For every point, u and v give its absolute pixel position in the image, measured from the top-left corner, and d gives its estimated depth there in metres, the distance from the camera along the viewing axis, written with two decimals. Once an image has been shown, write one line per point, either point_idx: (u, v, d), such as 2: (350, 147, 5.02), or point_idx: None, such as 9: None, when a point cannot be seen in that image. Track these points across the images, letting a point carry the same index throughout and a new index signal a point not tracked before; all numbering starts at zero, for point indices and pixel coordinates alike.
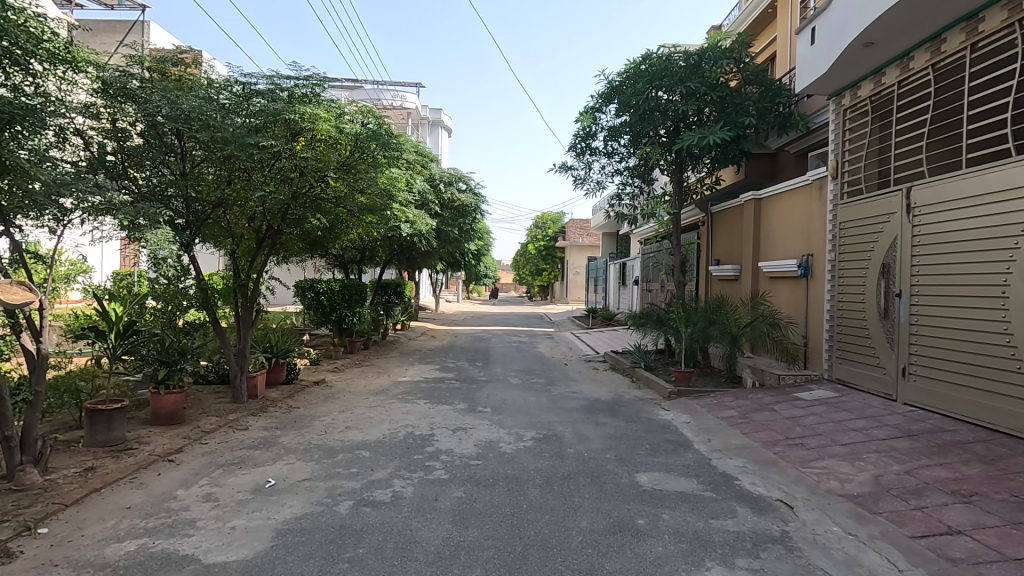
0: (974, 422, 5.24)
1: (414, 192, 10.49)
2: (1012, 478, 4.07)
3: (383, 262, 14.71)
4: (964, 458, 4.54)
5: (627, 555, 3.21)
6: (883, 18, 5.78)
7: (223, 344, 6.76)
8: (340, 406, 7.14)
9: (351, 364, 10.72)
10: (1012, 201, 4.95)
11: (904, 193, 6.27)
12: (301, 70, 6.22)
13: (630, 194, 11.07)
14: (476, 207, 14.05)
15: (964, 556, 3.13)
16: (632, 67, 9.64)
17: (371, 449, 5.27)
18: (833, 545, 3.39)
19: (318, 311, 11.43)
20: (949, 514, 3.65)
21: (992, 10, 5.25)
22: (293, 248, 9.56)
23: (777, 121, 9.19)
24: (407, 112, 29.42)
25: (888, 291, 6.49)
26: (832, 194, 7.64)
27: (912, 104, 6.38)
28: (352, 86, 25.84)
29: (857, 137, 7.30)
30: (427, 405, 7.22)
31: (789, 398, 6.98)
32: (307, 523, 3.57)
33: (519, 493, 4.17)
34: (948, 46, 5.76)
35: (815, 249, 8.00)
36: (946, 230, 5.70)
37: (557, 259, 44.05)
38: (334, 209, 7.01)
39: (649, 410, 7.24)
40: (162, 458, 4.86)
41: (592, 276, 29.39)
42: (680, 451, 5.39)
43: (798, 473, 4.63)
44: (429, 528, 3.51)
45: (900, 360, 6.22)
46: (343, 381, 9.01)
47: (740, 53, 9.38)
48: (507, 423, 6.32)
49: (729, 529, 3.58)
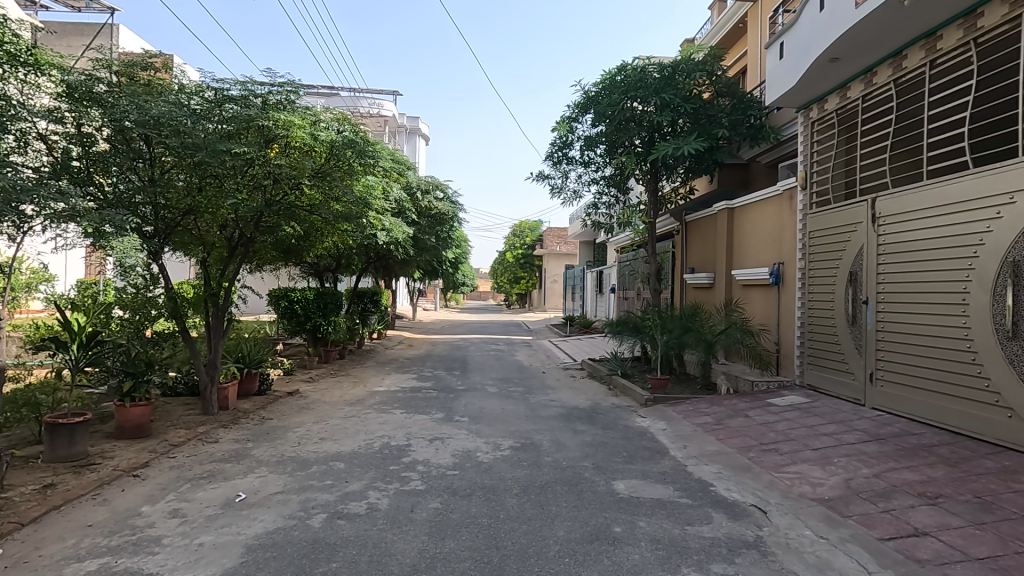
0: (937, 425, 5.41)
1: (390, 199, 10.34)
2: (975, 479, 4.19)
3: (359, 270, 14.52)
4: (930, 461, 4.67)
5: (603, 563, 3.21)
6: (847, 35, 5.98)
7: (192, 354, 6.55)
8: (315, 417, 7.02)
9: (326, 374, 10.52)
10: (973, 210, 5.14)
11: (869, 204, 6.48)
12: (276, 77, 6.15)
13: (606, 203, 11.17)
14: (452, 215, 13.98)
15: (930, 556, 3.22)
16: (607, 78, 9.79)
17: (346, 460, 5.18)
18: (805, 548, 3.45)
19: (292, 321, 11.28)
20: (915, 516, 3.74)
21: (949, 28, 5.47)
22: (266, 257, 9.42)
23: (748, 132, 9.33)
24: (384, 121, 29.33)
25: (856, 298, 6.67)
26: (802, 204, 7.84)
27: (876, 117, 6.60)
28: (328, 93, 25.83)
29: (825, 149, 7.51)
30: (404, 416, 7.10)
31: (761, 404, 7.10)
32: (279, 537, 3.49)
33: (497, 502, 4.15)
34: (909, 62, 5.98)
35: (786, 257, 8.20)
36: (909, 240, 5.88)
37: (535, 268, 44.03)
38: (309, 217, 6.89)
39: (626, 416, 7.31)
40: (126, 473, 4.70)
41: (570, 284, 29.46)
42: (657, 457, 5.45)
43: (771, 478, 4.71)
44: (404, 541, 3.45)
45: (868, 365, 6.38)
46: (318, 391, 8.87)
47: (712, 66, 9.57)
48: (485, 432, 6.29)
49: (705, 535, 3.61)
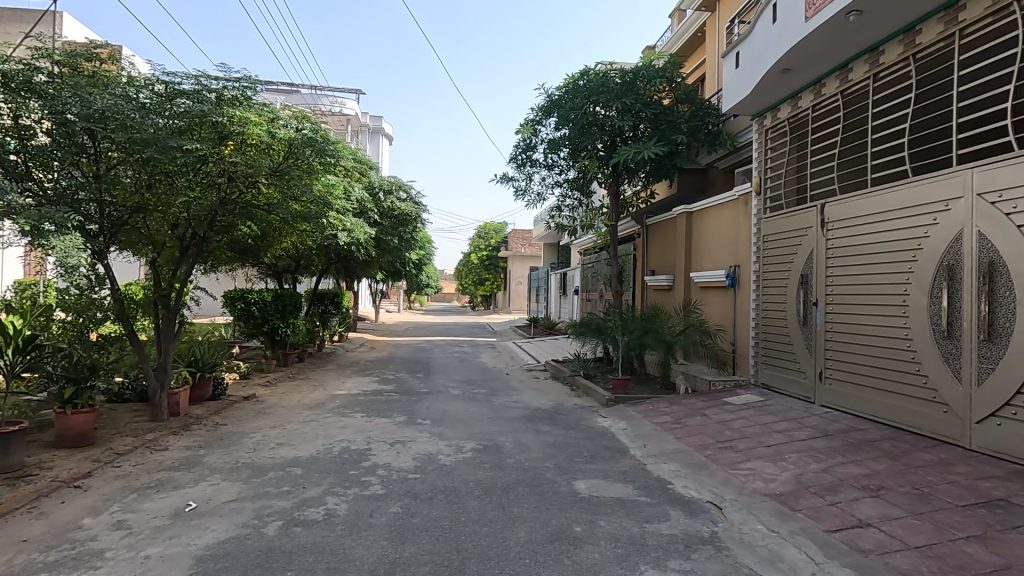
0: (881, 420, 5.67)
1: (351, 199, 10.18)
2: (914, 472, 4.42)
3: (320, 271, 14.21)
4: (873, 455, 4.90)
5: (563, 563, 3.23)
6: (797, 46, 6.23)
7: (140, 358, 6.30)
8: (272, 422, 6.84)
9: (284, 378, 10.25)
10: (913, 216, 5.41)
11: (819, 209, 6.74)
12: (231, 72, 5.98)
13: (569, 206, 11.28)
14: (416, 216, 13.86)
15: (872, 546, 3.37)
16: (571, 82, 9.91)
17: (304, 466, 5.06)
18: (757, 542, 3.56)
19: (249, 323, 10.94)
20: (860, 508, 3.91)
21: (890, 44, 5.76)
22: (221, 257, 9.13)
23: (706, 139, 9.57)
24: (346, 119, 28.85)
25: (806, 299, 6.93)
26: (757, 209, 8.11)
27: (825, 126, 6.88)
28: (288, 89, 25.23)
29: (778, 156, 7.79)
30: (364, 419, 6.99)
31: (718, 403, 7.30)
32: (232, 547, 3.38)
33: (458, 505, 4.13)
34: (854, 75, 6.28)
35: (741, 260, 8.46)
36: (856, 245, 6.15)
37: (500, 270, 44.11)
38: (267, 216, 6.71)
39: (587, 417, 7.39)
40: (67, 484, 4.46)
41: (534, 286, 29.60)
42: (617, 457, 5.53)
43: (727, 475, 4.85)
44: (363, 546, 3.40)
45: (818, 364, 6.64)
46: (276, 395, 8.64)
47: (672, 73, 9.79)
48: (447, 434, 6.25)
49: (663, 532, 3.68)
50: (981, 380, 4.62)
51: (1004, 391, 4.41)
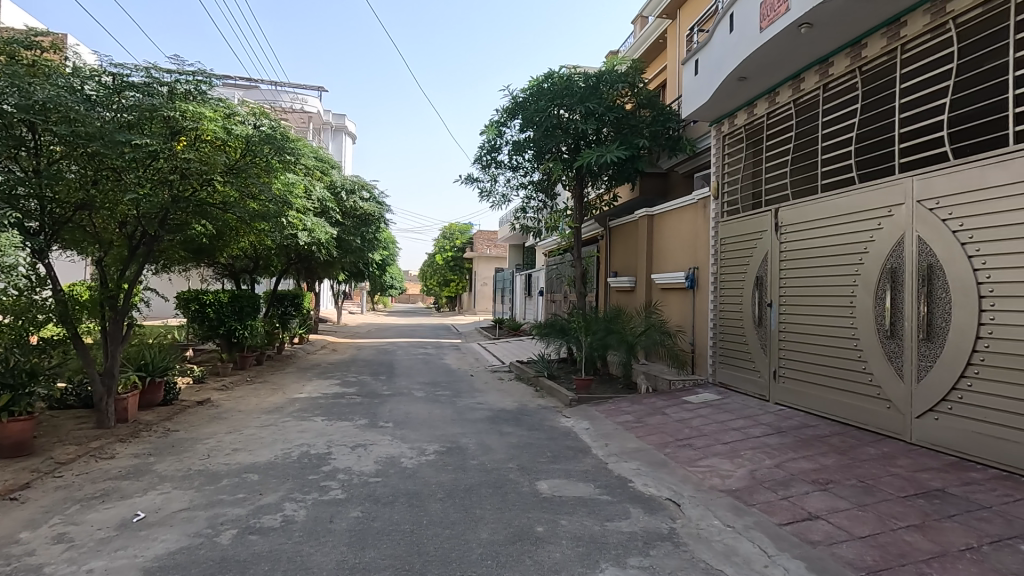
0: (830, 417, 5.92)
1: (312, 198, 9.97)
2: (860, 465, 4.63)
3: (280, 272, 13.85)
4: (823, 450, 5.10)
5: (525, 563, 3.25)
6: (753, 56, 6.45)
7: (85, 362, 6.01)
8: (227, 427, 6.62)
9: (241, 382, 9.95)
10: (859, 221, 5.66)
11: (773, 214, 6.99)
12: (184, 65, 5.78)
13: (534, 208, 11.34)
14: (379, 216, 13.67)
15: (821, 538, 3.51)
16: (535, 84, 9.97)
17: (261, 471, 4.92)
18: (713, 537, 3.66)
19: (203, 325, 10.57)
20: (810, 501, 4.07)
21: (838, 56, 6.04)
22: (174, 257, 8.79)
23: (667, 143, 9.79)
24: (308, 116, 28.23)
25: (761, 300, 7.17)
26: (715, 212, 8.34)
27: (779, 134, 7.14)
28: (247, 85, 24.53)
29: (735, 161, 8.04)
30: (325, 423, 6.85)
31: (678, 402, 7.47)
32: (183, 558, 3.26)
33: (420, 508, 4.09)
34: (806, 85, 6.54)
35: (700, 262, 8.69)
36: (807, 248, 6.40)
37: (465, 271, 43.98)
38: (223, 215, 6.49)
39: (551, 417, 7.43)
40: (1, 497, 4.21)
41: (500, 287, 29.59)
42: (580, 456, 5.59)
43: (685, 472, 4.96)
44: (321, 552, 3.33)
45: (772, 363, 6.88)
46: (232, 399, 8.37)
47: (635, 78, 9.97)
48: (410, 437, 6.19)
49: (623, 530, 3.74)
50: (921, 377, 4.87)
51: (942, 388, 4.65)
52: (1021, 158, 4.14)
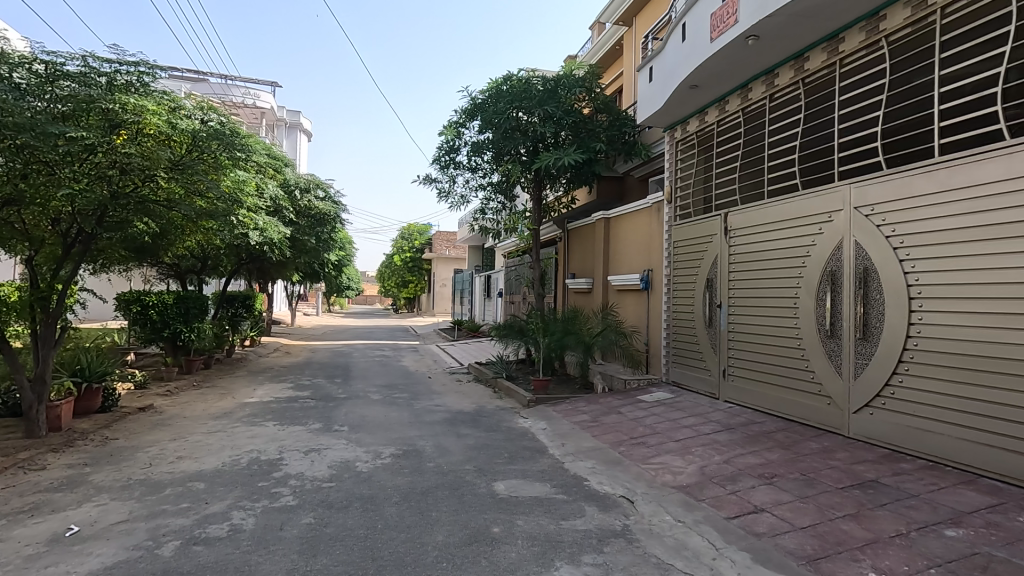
0: (776, 414, 6.17)
1: (263, 196, 9.68)
2: (802, 459, 4.85)
3: (229, 273, 13.38)
4: (768, 445, 5.32)
5: (481, 564, 3.25)
6: (704, 65, 6.66)
7: (13, 369, 5.63)
8: (171, 434, 6.34)
9: (188, 386, 9.55)
10: (802, 226, 5.93)
11: (723, 218, 7.23)
12: (124, 55, 5.50)
13: (493, 210, 11.35)
14: (335, 215, 13.38)
15: (765, 530, 3.66)
16: (494, 86, 10.00)
17: (207, 479, 4.74)
18: (665, 532, 3.76)
19: (146, 328, 10.09)
20: (756, 495, 4.23)
21: (783, 68, 6.31)
22: (113, 256, 8.36)
23: (623, 148, 9.98)
24: (261, 112, 27.40)
25: (711, 301, 7.40)
26: (668, 216, 8.56)
27: (728, 141, 7.40)
28: (195, 77, 23.60)
29: (687, 167, 8.28)
30: (276, 428, 6.65)
31: (632, 401, 7.62)
32: (120, 572, 3.10)
33: (375, 512, 4.03)
34: (754, 94, 6.81)
35: (654, 265, 8.91)
36: (755, 252, 6.65)
37: (424, 272, 43.58)
38: (167, 213, 6.22)
39: (509, 418, 7.46)
40: None
41: (459, 288, 29.46)
42: (537, 456, 5.63)
43: (639, 469, 5.08)
44: (271, 561, 3.24)
45: (722, 362, 7.11)
46: (177, 405, 8.02)
47: (592, 83, 10.12)
48: (366, 440, 6.09)
49: (578, 528, 3.80)
50: (857, 374, 5.14)
51: (876, 384, 4.92)
52: (944, 168, 4.44)
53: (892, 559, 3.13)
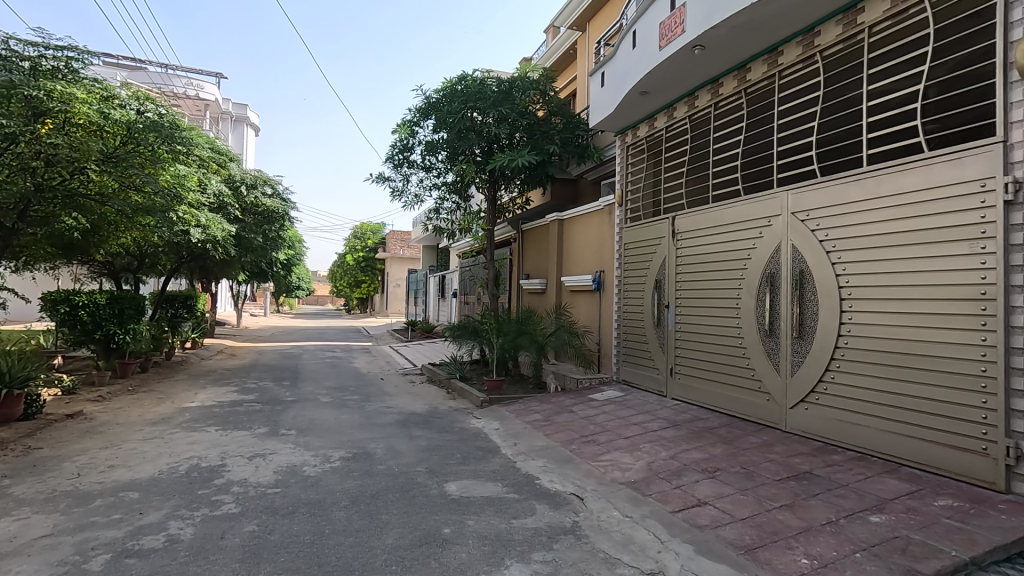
0: (719, 410, 6.40)
1: (206, 192, 9.30)
2: (743, 453, 5.06)
3: (169, 271, 12.75)
4: (712, 440, 5.52)
5: (430, 566, 3.23)
6: (652, 73, 6.86)
7: None
8: (102, 442, 5.99)
9: (122, 391, 9.04)
10: (744, 230, 6.19)
11: (671, 221, 7.46)
12: (51, 39, 5.18)
13: (447, 210, 11.30)
14: (284, 213, 12.98)
15: (707, 522, 3.80)
16: (448, 86, 9.97)
17: (142, 489, 4.51)
18: (613, 528, 3.84)
19: (75, 329, 9.48)
20: (699, 488, 4.39)
21: (726, 78, 6.57)
22: (38, 253, 7.83)
23: (576, 150, 10.14)
24: (205, 104, 26.28)
25: (660, 302, 7.61)
26: (619, 219, 8.76)
27: (675, 147, 7.64)
28: (132, 65, 22.42)
29: (637, 171, 8.49)
30: (218, 433, 6.39)
31: (584, 400, 7.75)
32: None
33: (322, 517, 3.94)
34: (700, 102, 7.07)
35: (606, 266, 9.09)
36: (700, 254, 6.89)
37: (377, 272, 42.85)
38: (98, 208, 5.90)
39: (462, 419, 7.44)
40: None
41: (412, 288, 29.13)
42: (489, 457, 5.64)
43: (589, 467, 5.17)
44: (210, 572, 3.11)
45: (669, 361, 7.33)
46: (109, 411, 7.58)
47: (546, 86, 10.23)
48: (314, 444, 5.94)
49: (528, 526, 3.83)
50: (794, 371, 5.41)
51: (811, 381, 5.20)
52: (872, 177, 4.73)
53: (822, 546, 3.32)
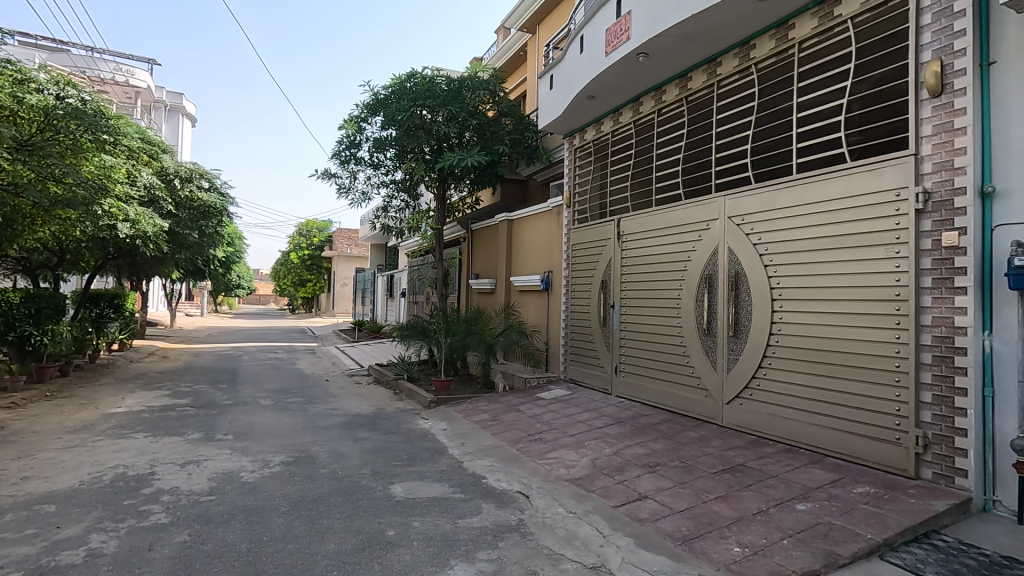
0: (661, 407, 6.61)
1: (136, 185, 8.78)
2: (682, 448, 5.25)
3: (94, 268, 11.94)
4: (653, 436, 5.70)
5: (374, 569, 3.18)
6: (598, 77, 7.01)
7: None
8: (14, 452, 5.54)
9: (38, 397, 8.40)
10: (685, 233, 6.42)
11: (616, 223, 7.65)
12: None
13: (396, 208, 11.13)
14: (222, 209, 12.41)
15: (648, 515, 3.92)
16: (397, 82, 9.83)
17: (60, 501, 4.21)
18: (557, 524, 3.90)
19: None
20: (641, 483, 4.52)
21: (669, 86, 6.80)
22: None
23: (525, 151, 10.22)
24: (135, 91, 24.77)
25: (606, 302, 7.79)
26: (567, 220, 8.89)
27: (621, 150, 7.83)
28: (53, 47, 20.86)
29: (584, 173, 8.65)
30: (148, 440, 6.05)
31: (531, 399, 7.82)
32: None
33: (260, 525, 3.81)
34: (644, 108, 7.28)
35: (554, 266, 9.20)
36: (644, 256, 7.10)
37: (323, 270, 41.67)
38: (11, 200, 5.46)
39: (409, 420, 7.36)
40: None
41: (360, 288, 28.50)
42: (436, 457, 5.59)
43: (535, 465, 5.23)
44: None
45: (614, 360, 7.50)
46: (23, 419, 7.03)
47: (496, 86, 10.25)
48: (253, 449, 5.72)
49: (474, 526, 3.83)
50: (730, 368, 5.66)
51: (745, 377, 5.45)
52: (801, 184, 5.01)
53: (753, 534, 3.49)
